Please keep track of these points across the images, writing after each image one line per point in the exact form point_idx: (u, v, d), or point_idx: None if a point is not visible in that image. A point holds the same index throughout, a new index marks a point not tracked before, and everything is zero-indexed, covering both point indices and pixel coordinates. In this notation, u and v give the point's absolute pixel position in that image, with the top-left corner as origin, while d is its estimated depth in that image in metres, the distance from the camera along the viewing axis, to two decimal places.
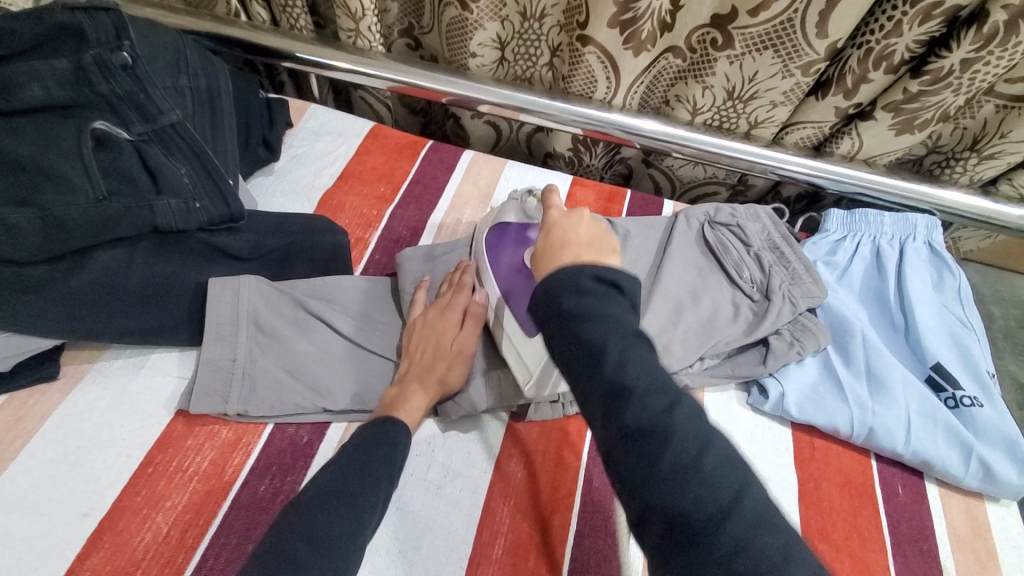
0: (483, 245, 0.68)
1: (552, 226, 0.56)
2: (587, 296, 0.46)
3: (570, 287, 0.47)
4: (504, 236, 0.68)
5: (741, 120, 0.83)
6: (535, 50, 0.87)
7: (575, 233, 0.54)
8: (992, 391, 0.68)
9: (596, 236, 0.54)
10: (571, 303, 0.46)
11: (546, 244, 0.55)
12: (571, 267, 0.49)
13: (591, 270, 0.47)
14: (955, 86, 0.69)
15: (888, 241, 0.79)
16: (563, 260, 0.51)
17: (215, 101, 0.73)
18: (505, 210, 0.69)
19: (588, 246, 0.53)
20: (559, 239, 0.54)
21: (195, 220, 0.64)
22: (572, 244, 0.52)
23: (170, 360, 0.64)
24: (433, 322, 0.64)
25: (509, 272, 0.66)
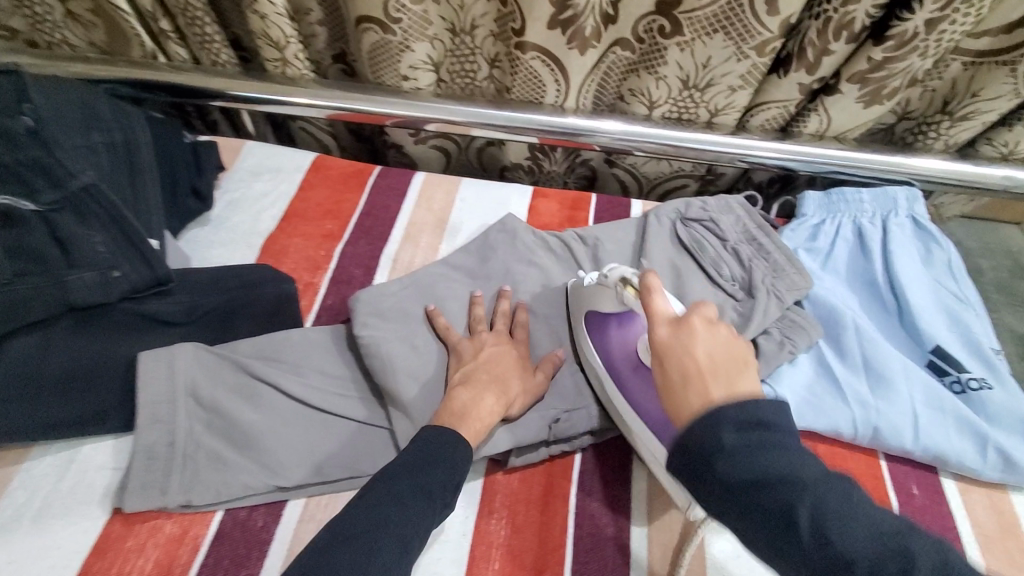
0: (589, 345, 0.62)
1: (661, 350, 0.49)
2: (729, 446, 0.41)
3: (713, 446, 0.41)
4: (608, 324, 0.61)
5: (701, 109, 0.78)
6: (472, 65, 0.84)
7: (694, 359, 0.47)
8: (999, 369, 0.64)
9: (732, 357, 0.47)
10: (725, 470, 0.40)
11: (668, 392, 0.47)
12: (707, 415, 0.43)
13: (730, 415, 0.42)
14: (921, 49, 0.64)
15: (869, 220, 0.75)
16: (695, 409, 0.44)
17: (133, 153, 0.66)
18: (594, 297, 0.62)
19: (717, 375, 0.46)
20: (688, 373, 0.46)
21: (117, 291, 0.58)
22: (696, 380, 0.46)
23: (104, 450, 0.58)
24: (472, 351, 0.60)
25: (628, 369, 0.58)
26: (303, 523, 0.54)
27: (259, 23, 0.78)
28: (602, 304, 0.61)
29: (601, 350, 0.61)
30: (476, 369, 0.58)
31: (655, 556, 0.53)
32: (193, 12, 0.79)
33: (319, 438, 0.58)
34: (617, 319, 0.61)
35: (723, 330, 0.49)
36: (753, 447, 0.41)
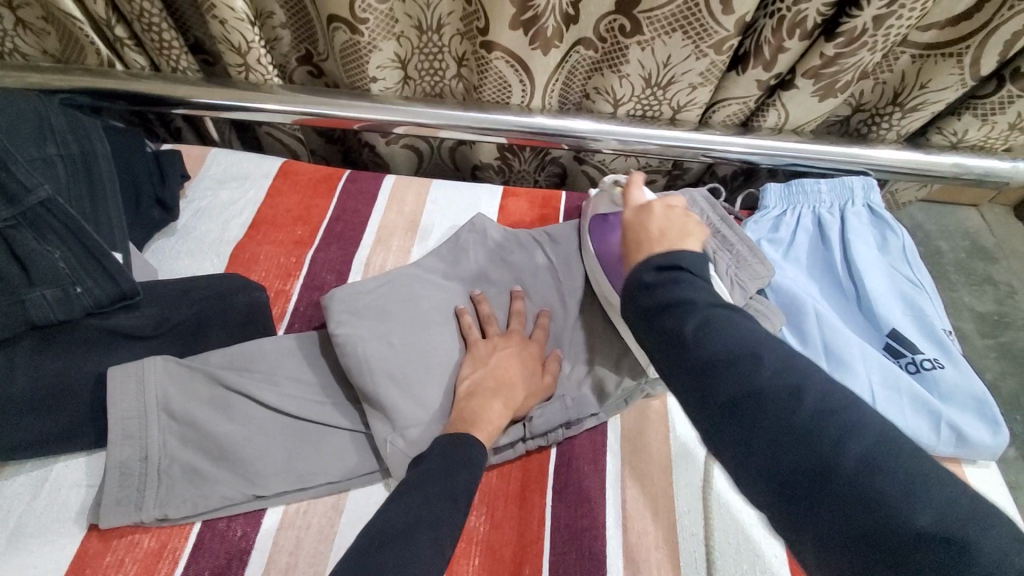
0: (590, 238, 0.70)
1: (627, 226, 0.57)
2: (647, 286, 0.47)
3: (637, 286, 0.47)
4: (605, 227, 0.69)
5: (664, 106, 0.80)
6: (439, 65, 0.83)
7: (647, 231, 0.54)
8: (950, 349, 0.67)
9: (680, 228, 0.54)
10: (642, 300, 0.46)
11: (627, 242, 0.56)
12: (636, 264, 0.50)
13: (654, 261, 0.47)
14: (870, 44, 0.67)
15: (827, 210, 0.78)
16: (637, 259, 0.52)
17: (93, 167, 0.65)
18: (595, 203, 0.71)
19: (664, 240, 0.52)
20: (639, 238, 0.54)
21: (80, 306, 0.56)
22: (645, 240, 0.53)
23: (77, 468, 0.57)
24: (485, 353, 0.62)
25: (614, 263, 0.66)
26: (283, 530, 0.54)
27: (220, 29, 0.77)
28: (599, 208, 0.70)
29: (598, 240, 0.69)
30: (486, 375, 0.60)
31: (631, 543, 0.55)
32: (150, 19, 0.77)
33: (296, 446, 0.58)
34: (609, 220, 0.68)
35: (677, 210, 0.57)
36: (673, 285, 0.45)
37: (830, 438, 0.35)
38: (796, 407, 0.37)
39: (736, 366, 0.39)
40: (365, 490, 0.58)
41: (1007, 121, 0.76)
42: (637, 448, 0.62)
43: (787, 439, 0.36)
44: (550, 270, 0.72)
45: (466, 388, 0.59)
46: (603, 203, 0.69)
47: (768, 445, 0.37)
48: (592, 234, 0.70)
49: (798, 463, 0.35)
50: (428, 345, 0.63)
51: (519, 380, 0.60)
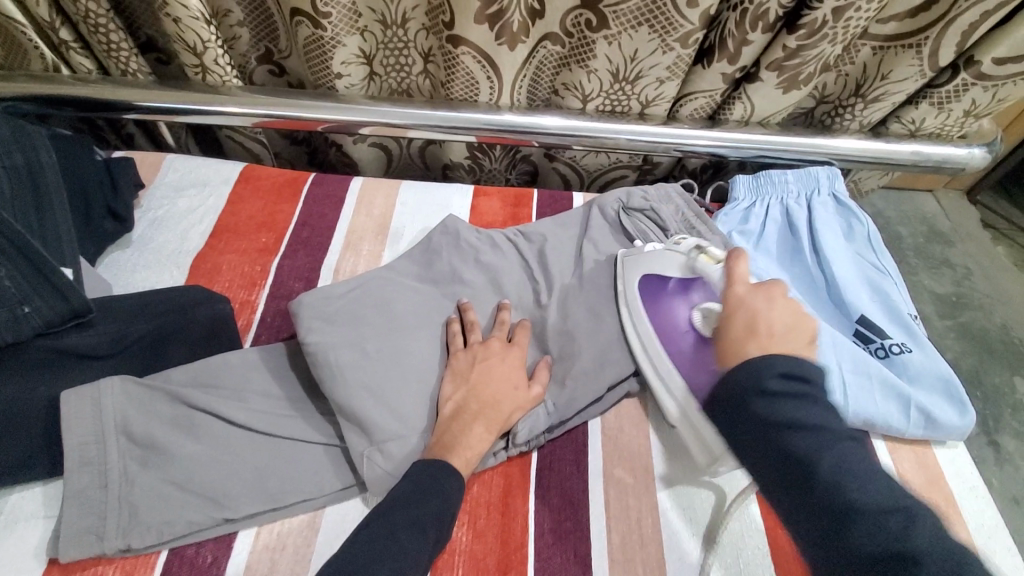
0: (637, 295, 0.66)
1: (738, 307, 0.56)
2: (770, 391, 0.48)
3: (754, 388, 0.49)
4: (662, 298, 0.67)
5: (633, 102, 0.80)
6: (405, 60, 0.81)
7: (771, 322, 0.53)
8: (917, 333, 0.68)
9: (795, 331, 0.53)
10: (760, 407, 0.48)
11: (740, 334, 0.53)
12: (759, 357, 0.50)
13: (779, 367, 0.49)
14: (831, 36, 0.68)
15: (795, 201, 0.79)
16: (748, 354, 0.52)
17: (38, 178, 0.61)
18: (651, 258, 0.67)
19: (779, 339, 0.52)
20: (751, 327, 0.53)
21: (29, 326, 0.53)
22: (759, 336, 0.52)
23: (32, 499, 0.54)
24: (466, 367, 0.60)
25: (677, 334, 0.64)
26: (257, 552, 0.52)
27: (174, 27, 0.73)
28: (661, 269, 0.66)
29: (650, 309, 0.67)
30: (467, 395, 0.58)
31: (615, 542, 0.55)
32: (96, 20, 0.73)
33: (267, 464, 0.55)
34: (673, 287, 0.67)
35: (797, 305, 0.55)
36: (791, 395, 0.48)
37: (833, 483, 0.44)
38: (832, 471, 0.44)
39: (796, 438, 0.46)
40: (341, 505, 0.56)
41: (962, 108, 0.78)
42: (618, 447, 0.62)
43: (807, 499, 0.45)
44: (524, 268, 0.71)
45: (448, 410, 0.58)
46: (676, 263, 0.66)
47: (811, 505, 0.45)
48: (643, 297, 0.67)
49: (822, 523, 0.44)
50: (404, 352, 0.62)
51: (502, 394, 0.59)
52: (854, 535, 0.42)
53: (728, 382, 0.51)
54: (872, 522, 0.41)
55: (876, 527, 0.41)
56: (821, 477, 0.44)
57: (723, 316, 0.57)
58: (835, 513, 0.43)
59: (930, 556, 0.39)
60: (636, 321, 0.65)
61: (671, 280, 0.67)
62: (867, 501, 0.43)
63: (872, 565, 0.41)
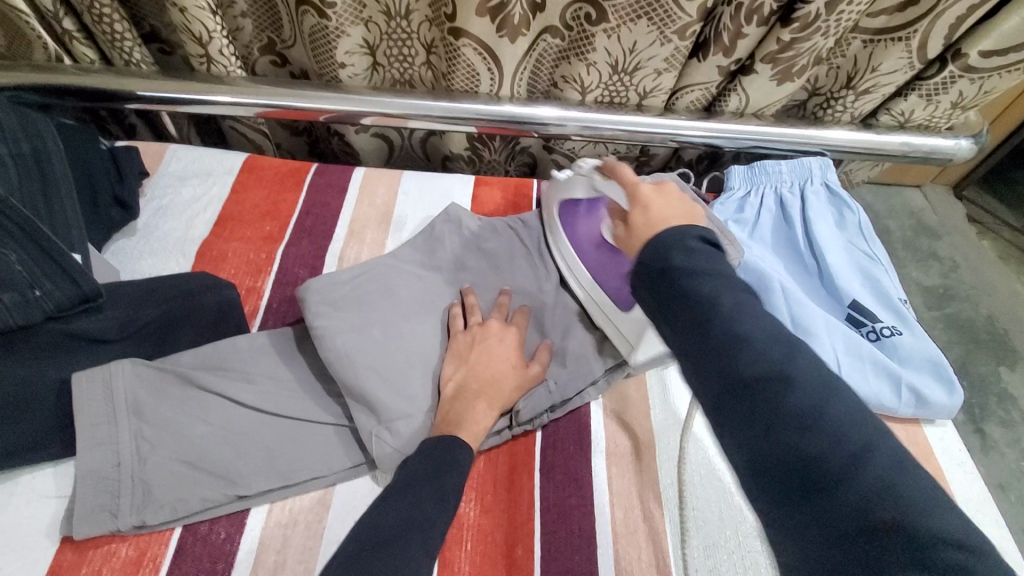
0: (559, 223, 0.72)
1: (638, 197, 0.55)
2: (692, 247, 0.45)
3: (679, 246, 0.45)
4: (579, 215, 0.70)
5: (632, 93, 0.81)
6: (408, 50, 0.82)
7: (667, 208, 0.53)
8: (907, 316, 0.71)
9: (686, 211, 0.54)
10: (681, 257, 0.44)
11: (639, 221, 0.52)
12: (674, 227, 0.47)
13: (698, 230, 0.46)
14: (823, 29, 0.70)
15: (789, 190, 0.81)
16: (650, 235, 0.49)
17: (45, 165, 0.61)
18: (570, 186, 0.71)
19: (681, 216, 0.52)
20: (647, 213, 0.52)
21: (39, 310, 0.53)
22: (660, 220, 0.51)
23: (44, 480, 0.55)
24: (465, 349, 0.62)
25: (591, 248, 0.68)
26: (269, 529, 0.53)
27: (180, 17, 0.74)
28: (574, 193, 0.70)
29: (570, 226, 0.71)
30: (468, 375, 0.59)
31: (619, 517, 0.56)
32: (99, 10, 0.73)
33: (277, 443, 0.57)
34: (586, 206, 0.70)
35: (687, 197, 0.56)
36: (709, 253, 0.45)
37: (789, 421, 0.34)
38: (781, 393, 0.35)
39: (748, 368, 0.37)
40: (351, 483, 0.57)
41: (951, 100, 0.81)
42: (619, 427, 0.63)
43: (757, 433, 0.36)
44: (524, 255, 0.73)
45: (449, 390, 0.59)
46: (580, 186, 0.69)
47: (730, 401, 0.38)
48: (562, 218, 0.72)
49: (794, 484, 0.33)
50: (411, 335, 0.63)
51: (496, 377, 0.59)
52: (784, 403, 0.35)
53: (644, 255, 0.47)
54: (765, 364, 0.37)
55: (798, 390, 0.35)
56: (739, 356, 0.38)
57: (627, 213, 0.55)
58: (741, 392, 0.37)
59: (849, 426, 0.33)
60: (572, 262, 0.69)
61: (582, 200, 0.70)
62: (762, 373, 0.36)
63: (791, 434, 0.34)
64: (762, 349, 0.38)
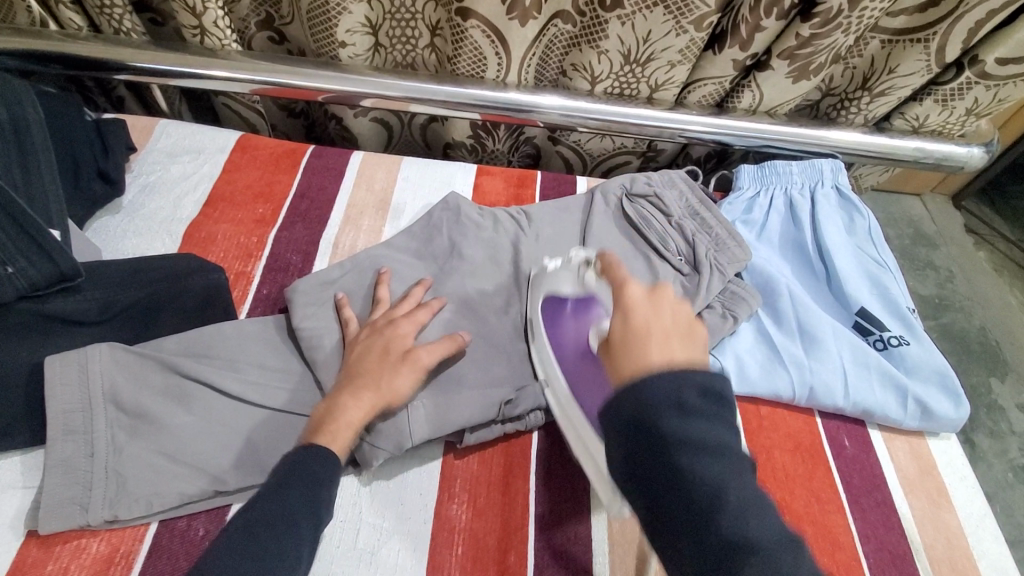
0: (544, 328, 0.61)
1: (629, 306, 0.46)
2: (688, 407, 0.39)
3: (672, 405, 0.39)
4: (562, 316, 0.60)
5: (642, 85, 0.79)
6: (411, 32, 0.79)
7: (660, 322, 0.45)
8: (915, 327, 0.69)
9: (683, 323, 0.45)
10: (675, 423, 0.38)
11: (626, 342, 0.44)
12: (670, 370, 0.41)
13: (696, 385, 0.40)
14: (845, 25, 0.67)
15: (799, 192, 0.79)
16: (636, 368, 0.42)
17: (24, 134, 0.58)
18: (553, 279, 0.62)
19: (677, 338, 0.44)
20: (644, 330, 0.44)
21: (12, 288, 0.51)
22: (658, 339, 0.43)
23: (10, 468, 0.51)
24: (365, 339, 0.57)
25: (574, 357, 0.57)
26: None
27: None
28: (559, 288, 0.61)
29: (552, 332, 0.61)
30: (362, 366, 0.54)
31: (616, 524, 0.55)
32: None
33: (262, 436, 0.54)
34: (574, 306, 0.60)
35: (687, 308, 0.47)
36: (710, 415, 0.39)
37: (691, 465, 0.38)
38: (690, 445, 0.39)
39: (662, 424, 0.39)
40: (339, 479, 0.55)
41: (966, 106, 0.79)
42: None
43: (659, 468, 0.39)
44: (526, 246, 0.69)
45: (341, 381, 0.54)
46: (568, 283, 0.60)
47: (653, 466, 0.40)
48: (546, 320, 0.61)
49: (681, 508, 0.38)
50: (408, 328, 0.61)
51: (377, 369, 0.54)
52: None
53: (634, 398, 0.40)
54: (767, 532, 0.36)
55: (789, 567, 0.35)
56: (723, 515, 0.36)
57: (613, 318, 0.47)
58: (727, 561, 0.36)
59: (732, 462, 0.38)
60: (542, 353, 0.60)
61: (569, 298, 0.60)
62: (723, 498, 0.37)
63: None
64: (753, 506, 0.37)
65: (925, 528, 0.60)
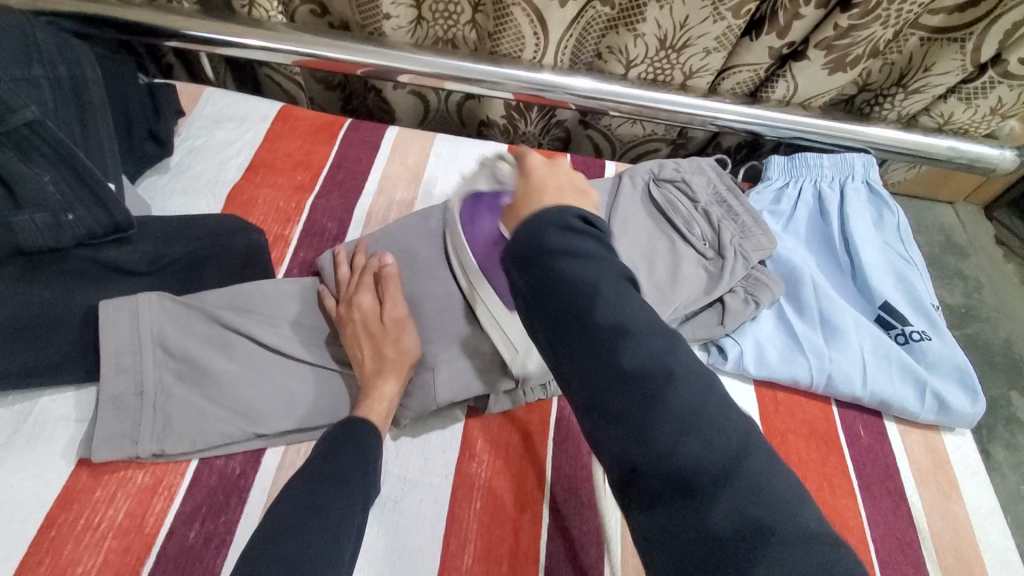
0: (460, 226, 0.60)
1: (528, 169, 0.49)
2: (571, 228, 0.41)
3: (556, 222, 0.41)
4: (475, 221, 0.59)
5: (677, 71, 0.79)
6: (455, 7, 0.80)
7: (556, 180, 0.48)
8: (938, 323, 0.69)
9: (579, 185, 0.48)
10: (555, 240, 0.41)
11: (523, 189, 0.48)
12: (552, 207, 0.43)
13: (574, 212, 0.42)
14: (884, 18, 0.68)
15: (829, 184, 0.79)
16: (533, 210, 0.44)
17: (83, 94, 0.61)
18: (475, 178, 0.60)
19: (566, 192, 0.47)
20: (545, 187, 0.47)
21: (71, 235, 0.54)
22: (554, 192, 0.46)
23: (64, 403, 0.54)
24: (347, 309, 0.58)
25: (493, 251, 0.57)
26: (283, 470, 0.54)
27: None
28: (477, 185, 0.60)
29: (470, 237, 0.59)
30: (355, 337, 0.58)
31: None
32: None
33: (298, 389, 0.57)
34: (485, 203, 0.58)
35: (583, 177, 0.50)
36: (587, 236, 0.42)
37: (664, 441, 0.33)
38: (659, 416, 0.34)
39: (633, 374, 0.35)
40: None
41: (989, 105, 0.78)
42: None
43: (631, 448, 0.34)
44: None
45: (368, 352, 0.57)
46: (483, 179, 0.59)
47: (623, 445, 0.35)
48: (465, 218, 0.60)
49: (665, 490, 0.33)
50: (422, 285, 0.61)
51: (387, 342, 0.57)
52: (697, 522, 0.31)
53: (525, 227, 0.42)
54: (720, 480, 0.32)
55: (745, 493, 0.31)
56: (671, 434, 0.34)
57: (519, 182, 0.49)
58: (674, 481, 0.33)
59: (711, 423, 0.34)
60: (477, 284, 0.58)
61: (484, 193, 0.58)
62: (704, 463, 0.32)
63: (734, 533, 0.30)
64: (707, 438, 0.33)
65: (934, 517, 0.60)
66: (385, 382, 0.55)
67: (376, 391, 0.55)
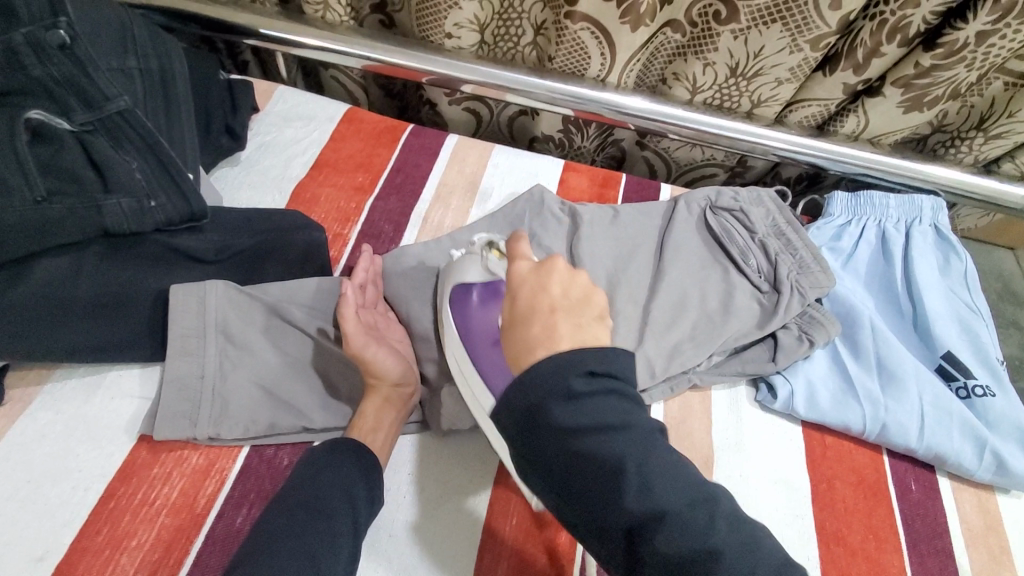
0: (450, 317, 0.59)
1: (521, 283, 0.55)
2: (575, 393, 0.46)
3: (560, 392, 0.46)
4: (467, 308, 0.59)
5: (744, 98, 0.78)
6: (516, 30, 0.82)
7: (548, 294, 0.53)
8: (1002, 378, 0.66)
9: (577, 296, 0.53)
10: (565, 411, 0.45)
11: (537, 283, 0.54)
12: (557, 359, 0.47)
13: (588, 364, 0.47)
14: (969, 60, 0.65)
15: (894, 225, 0.76)
16: (535, 356, 0.50)
17: (169, 84, 0.64)
18: (460, 267, 0.60)
19: (569, 314, 0.52)
20: (547, 308, 0.52)
21: (151, 221, 0.57)
22: (547, 314, 0.52)
23: (130, 378, 0.57)
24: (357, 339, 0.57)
25: (483, 344, 0.57)
26: None
27: None
28: (467, 276, 0.59)
29: (457, 316, 0.59)
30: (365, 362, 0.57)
31: None
32: None
33: (347, 387, 0.59)
34: (482, 292, 0.60)
35: (581, 275, 0.55)
36: (597, 394, 0.46)
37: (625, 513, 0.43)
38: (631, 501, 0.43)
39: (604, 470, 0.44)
40: (411, 437, 0.59)
41: None
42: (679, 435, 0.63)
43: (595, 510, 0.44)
44: (599, 234, 0.70)
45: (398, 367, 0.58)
46: (475, 270, 0.59)
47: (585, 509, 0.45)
48: (454, 311, 0.59)
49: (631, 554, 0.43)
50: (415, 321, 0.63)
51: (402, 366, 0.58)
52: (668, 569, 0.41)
53: (528, 381, 0.47)
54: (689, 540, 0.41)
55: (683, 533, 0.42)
56: (625, 499, 0.43)
57: (507, 299, 0.56)
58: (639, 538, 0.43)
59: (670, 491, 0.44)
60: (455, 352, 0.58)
61: (476, 283, 0.59)
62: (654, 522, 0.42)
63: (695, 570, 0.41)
64: (665, 483, 0.44)
65: None
66: (368, 402, 0.56)
67: (357, 410, 0.56)
